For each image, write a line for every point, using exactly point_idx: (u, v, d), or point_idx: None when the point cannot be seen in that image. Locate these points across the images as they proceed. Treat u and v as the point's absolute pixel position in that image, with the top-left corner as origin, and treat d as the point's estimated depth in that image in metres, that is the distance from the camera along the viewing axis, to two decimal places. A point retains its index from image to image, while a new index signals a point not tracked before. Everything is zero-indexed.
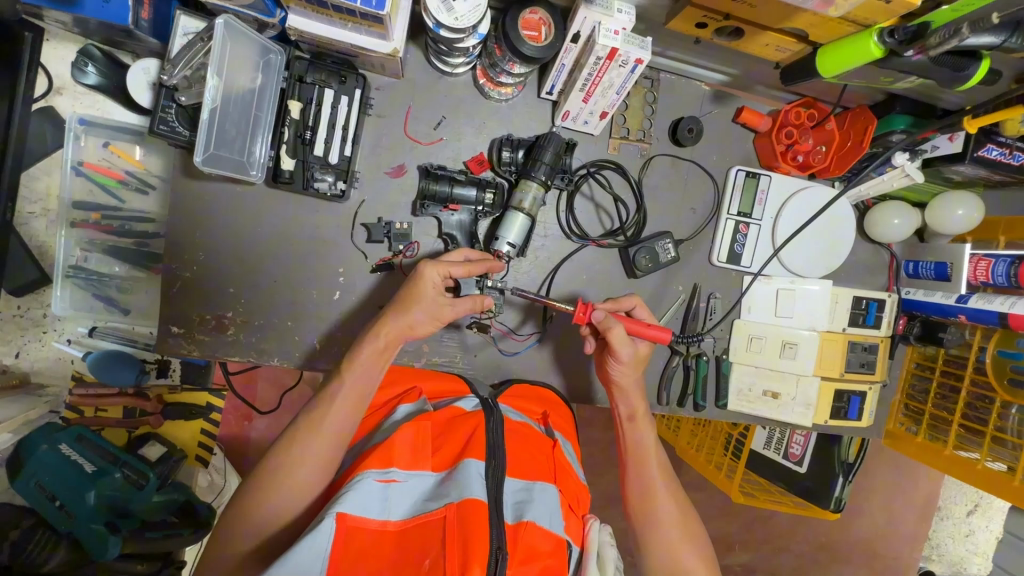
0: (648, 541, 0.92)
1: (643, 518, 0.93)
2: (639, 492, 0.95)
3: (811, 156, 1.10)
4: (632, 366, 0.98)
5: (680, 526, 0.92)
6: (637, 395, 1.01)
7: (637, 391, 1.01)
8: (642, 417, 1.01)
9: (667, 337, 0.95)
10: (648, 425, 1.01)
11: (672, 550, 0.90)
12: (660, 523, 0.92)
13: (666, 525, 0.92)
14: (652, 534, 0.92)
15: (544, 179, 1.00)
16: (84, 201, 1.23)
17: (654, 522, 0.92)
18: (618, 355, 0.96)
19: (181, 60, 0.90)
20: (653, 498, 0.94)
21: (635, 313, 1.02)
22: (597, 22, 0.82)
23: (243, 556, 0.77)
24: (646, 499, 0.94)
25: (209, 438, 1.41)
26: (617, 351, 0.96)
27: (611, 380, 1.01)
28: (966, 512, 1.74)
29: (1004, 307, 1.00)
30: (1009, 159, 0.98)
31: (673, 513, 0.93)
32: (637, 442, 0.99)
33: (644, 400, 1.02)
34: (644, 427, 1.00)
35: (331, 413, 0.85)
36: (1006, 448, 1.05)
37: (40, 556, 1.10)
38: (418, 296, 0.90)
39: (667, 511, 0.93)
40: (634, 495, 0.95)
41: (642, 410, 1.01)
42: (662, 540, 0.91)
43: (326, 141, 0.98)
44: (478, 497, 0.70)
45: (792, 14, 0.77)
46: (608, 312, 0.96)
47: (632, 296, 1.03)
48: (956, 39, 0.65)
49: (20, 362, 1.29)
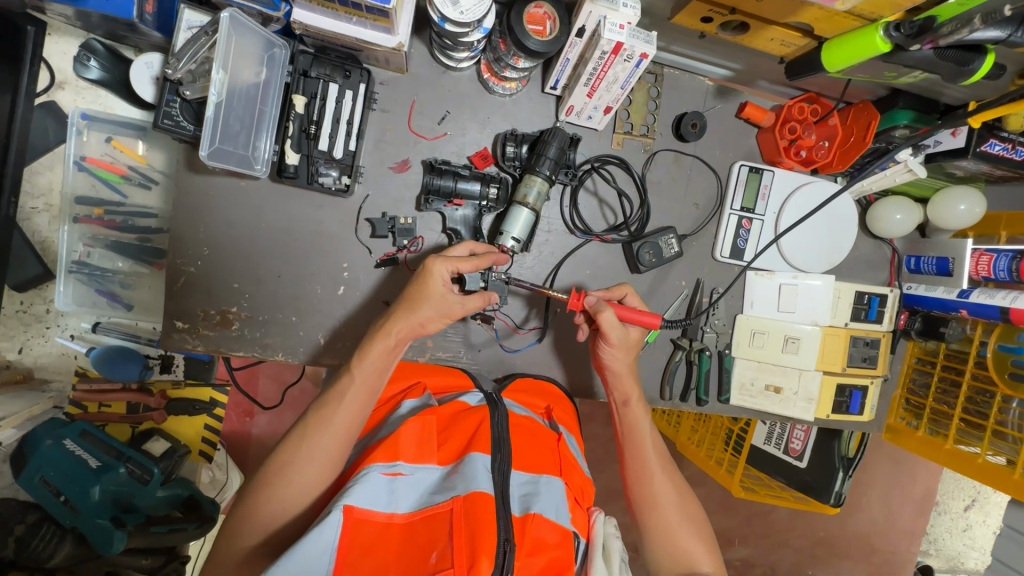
0: (650, 526, 0.93)
1: (644, 507, 0.94)
2: (640, 483, 0.95)
3: (814, 151, 1.11)
4: (623, 349, 0.97)
5: (680, 512, 0.93)
6: (629, 376, 1.00)
7: (631, 373, 1.00)
8: (636, 403, 1.00)
9: (659, 321, 0.95)
10: (643, 409, 1.01)
11: (673, 537, 0.91)
12: (660, 508, 0.93)
13: (666, 513, 0.93)
14: (655, 524, 0.92)
15: (549, 175, 1.00)
16: (86, 196, 1.23)
17: (654, 509, 0.93)
18: (614, 345, 0.96)
19: (186, 55, 0.90)
20: (652, 484, 0.95)
21: (628, 301, 1.02)
22: (602, 16, 0.82)
23: (252, 549, 0.78)
24: (645, 487, 0.95)
25: (213, 434, 1.39)
26: (609, 340, 0.96)
27: (606, 369, 1.00)
28: (963, 507, 1.81)
29: (1004, 302, 1.01)
30: (1012, 154, 0.98)
31: (672, 496, 0.94)
32: (634, 427, 0.99)
33: (638, 384, 1.01)
34: (640, 413, 1.00)
35: (340, 411, 0.85)
36: (1007, 442, 1.05)
37: (46, 550, 1.11)
38: (425, 293, 0.90)
39: (665, 496, 0.94)
40: (635, 486, 0.96)
41: (636, 395, 1.00)
42: (663, 529, 0.92)
43: (331, 136, 0.99)
44: (484, 490, 0.70)
45: (798, 8, 0.77)
46: (601, 299, 0.96)
47: (625, 285, 1.02)
48: (969, 28, 0.66)
49: (23, 357, 1.30)
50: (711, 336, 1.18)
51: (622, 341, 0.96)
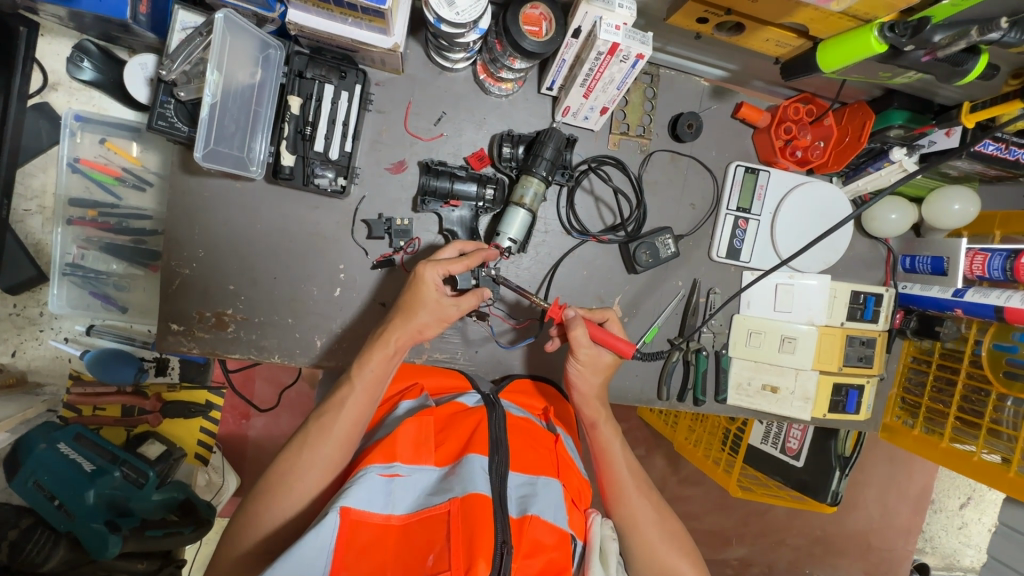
0: (631, 547, 0.92)
1: (625, 528, 0.93)
2: (618, 504, 0.94)
3: (810, 151, 1.12)
4: (591, 369, 0.99)
5: (661, 530, 0.93)
6: (596, 399, 1.01)
7: (598, 396, 1.01)
8: (604, 424, 1.01)
9: (631, 350, 0.95)
10: (613, 430, 1.01)
11: (655, 555, 0.91)
12: (641, 528, 0.92)
13: (646, 531, 0.92)
14: (636, 544, 0.92)
15: (545, 175, 1.00)
16: (80, 198, 1.22)
17: (634, 528, 0.92)
18: (582, 363, 0.98)
19: (180, 55, 0.89)
20: (630, 505, 0.94)
21: (608, 325, 1.02)
22: (597, 17, 0.82)
23: (253, 555, 0.78)
24: (624, 507, 0.94)
25: (209, 437, 1.38)
26: (579, 358, 0.97)
27: (574, 388, 1.02)
28: (959, 505, 1.82)
29: (999, 301, 1.01)
30: (1005, 154, 0.98)
31: (651, 514, 0.94)
32: (605, 448, 0.99)
33: (605, 405, 1.02)
34: (610, 433, 1.00)
35: (340, 419, 0.85)
36: (1002, 440, 1.04)
37: (41, 553, 1.10)
38: (419, 299, 0.90)
39: (643, 512, 0.93)
40: (614, 508, 0.95)
41: (603, 416, 1.01)
42: (645, 548, 0.91)
43: (326, 137, 0.97)
44: (482, 491, 0.70)
45: (794, 8, 0.77)
46: (578, 314, 0.97)
47: (607, 309, 1.02)
48: (966, 41, 0.68)
49: (17, 361, 1.30)
50: (707, 337, 1.20)
51: (591, 362, 0.98)
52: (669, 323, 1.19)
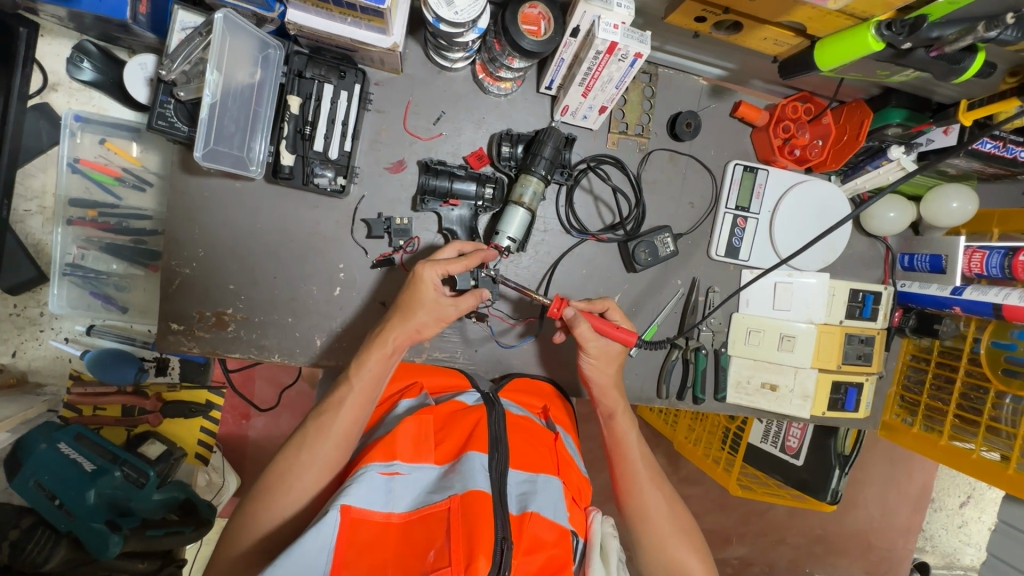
0: (643, 540, 0.92)
1: (636, 520, 0.93)
2: (630, 494, 0.95)
3: (808, 149, 1.13)
4: (603, 360, 0.99)
5: (672, 523, 0.93)
6: (615, 389, 1.02)
7: (615, 385, 1.02)
8: (621, 416, 1.01)
9: (633, 339, 0.97)
10: (630, 422, 1.01)
11: (665, 550, 0.91)
12: (652, 520, 0.92)
13: (658, 523, 0.92)
14: (647, 536, 0.92)
15: (544, 174, 1.00)
16: (80, 198, 1.23)
17: (645, 520, 0.93)
18: (593, 356, 0.98)
19: (180, 55, 0.89)
20: (643, 496, 0.94)
21: (609, 314, 1.02)
22: (596, 16, 0.83)
23: (252, 554, 0.78)
24: (636, 498, 0.94)
25: (209, 437, 1.38)
26: (587, 351, 0.98)
27: (589, 381, 1.02)
28: (959, 504, 1.82)
29: (998, 298, 1.02)
30: (1003, 151, 0.98)
31: (663, 506, 0.94)
32: (620, 439, 0.99)
33: (622, 396, 1.03)
34: (627, 424, 1.01)
35: (338, 419, 0.85)
36: (1001, 437, 1.05)
37: (41, 553, 1.10)
38: (418, 298, 0.90)
39: (656, 504, 0.94)
40: (626, 500, 0.95)
41: (621, 407, 1.02)
42: (656, 542, 0.91)
43: (326, 136, 0.97)
44: (482, 489, 0.70)
45: (790, 7, 0.77)
46: (578, 310, 0.97)
47: (607, 298, 1.02)
48: (974, 36, 0.69)
49: (18, 361, 1.31)
50: (707, 335, 1.20)
51: (602, 353, 0.98)
52: (668, 322, 1.19)
